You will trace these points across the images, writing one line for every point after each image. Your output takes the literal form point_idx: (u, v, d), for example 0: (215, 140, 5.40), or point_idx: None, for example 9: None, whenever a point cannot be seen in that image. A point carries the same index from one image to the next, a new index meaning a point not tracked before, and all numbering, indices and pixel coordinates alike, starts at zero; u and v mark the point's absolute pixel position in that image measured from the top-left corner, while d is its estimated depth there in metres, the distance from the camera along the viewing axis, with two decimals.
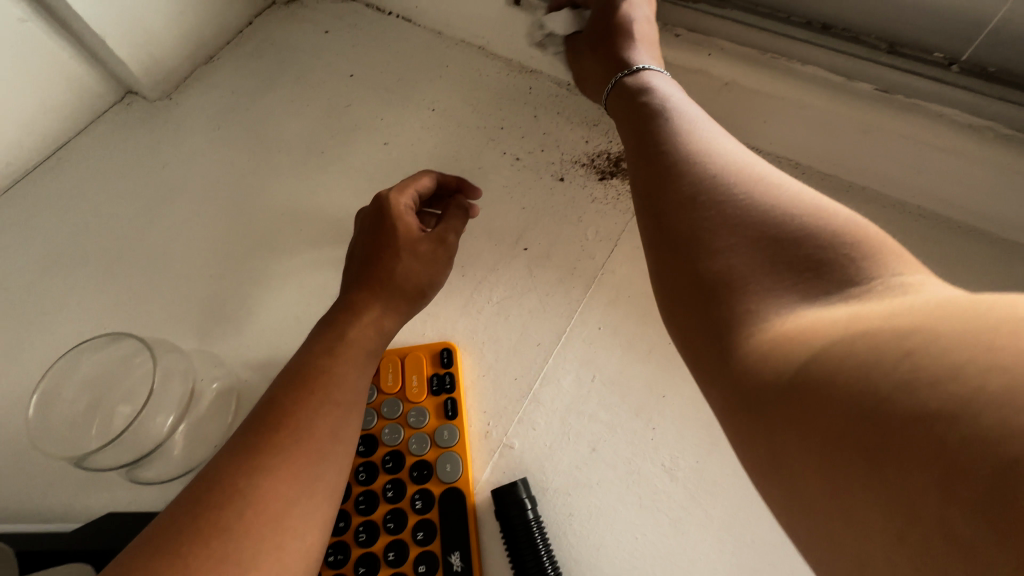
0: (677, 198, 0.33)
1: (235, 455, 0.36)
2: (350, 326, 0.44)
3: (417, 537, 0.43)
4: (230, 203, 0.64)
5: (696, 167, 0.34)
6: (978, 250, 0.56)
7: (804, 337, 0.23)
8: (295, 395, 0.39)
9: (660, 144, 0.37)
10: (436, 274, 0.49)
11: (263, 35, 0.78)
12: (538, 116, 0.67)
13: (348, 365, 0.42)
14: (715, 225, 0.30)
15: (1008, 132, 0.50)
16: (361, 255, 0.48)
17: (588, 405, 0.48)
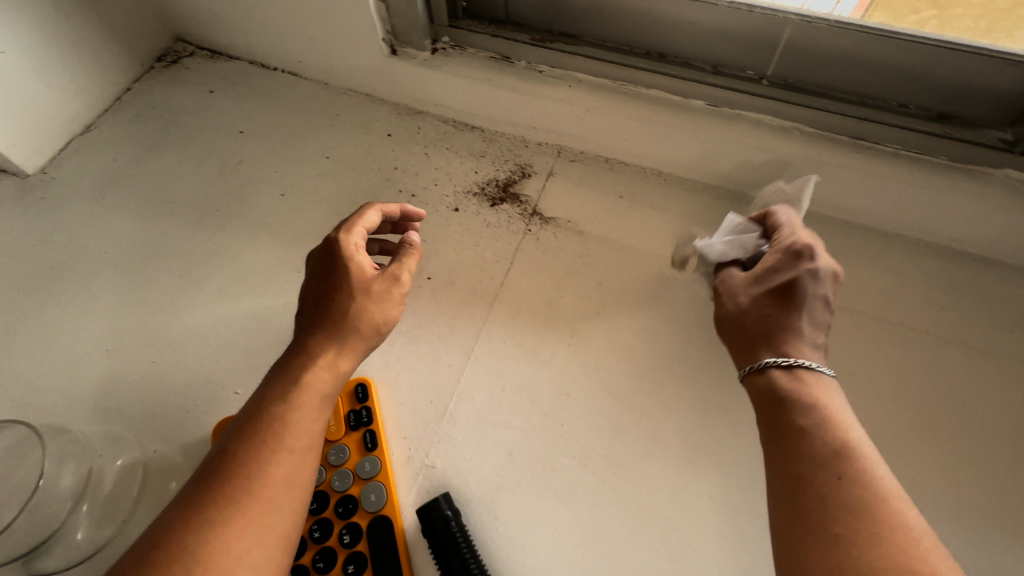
0: (821, 524, 0.33)
1: (184, 509, 0.35)
2: (303, 373, 0.43)
3: (348, 569, 0.44)
4: (123, 272, 0.62)
5: (844, 489, 0.34)
6: (815, 227, 0.65)
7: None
8: (247, 443, 0.38)
9: (798, 429, 0.38)
10: (391, 312, 0.49)
11: (145, 101, 0.78)
12: (429, 153, 0.71)
13: (303, 410, 0.41)
14: (859, 564, 0.30)
15: (809, 130, 0.61)
16: (313, 298, 0.48)
17: (501, 414, 0.52)
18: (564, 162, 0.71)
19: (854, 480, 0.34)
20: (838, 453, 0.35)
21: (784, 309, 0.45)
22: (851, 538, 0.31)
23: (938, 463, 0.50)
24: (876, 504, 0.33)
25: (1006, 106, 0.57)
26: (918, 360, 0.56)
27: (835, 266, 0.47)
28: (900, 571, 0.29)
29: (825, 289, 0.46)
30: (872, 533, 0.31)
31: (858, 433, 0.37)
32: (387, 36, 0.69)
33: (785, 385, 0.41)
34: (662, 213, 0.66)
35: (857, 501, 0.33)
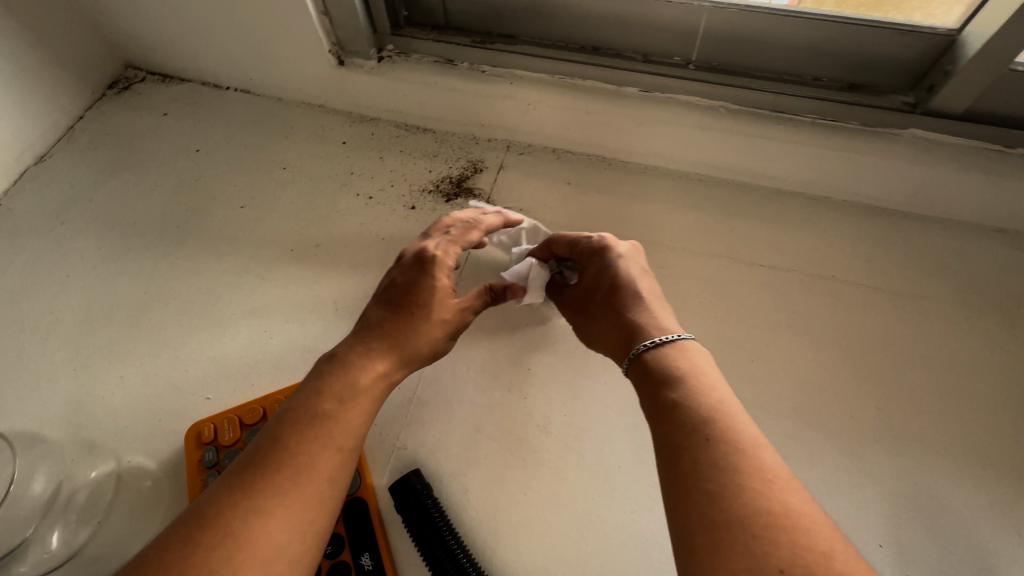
0: (698, 485, 0.33)
1: (230, 491, 0.35)
2: (359, 373, 0.44)
3: (327, 550, 0.45)
4: (86, 293, 0.63)
5: (715, 450, 0.35)
6: (750, 197, 0.70)
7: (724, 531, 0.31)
8: (294, 434, 0.38)
9: (669, 400, 0.39)
10: (445, 343, 0.50)
11: (99, 127, 0.79)
12: (384, 157, 0.74)
13: (355, 414, 0.42)
14: (735, 516, 0.31)
15: (734, 108, 0.66)
16: (394, 300, 0.49)
17: (466, 393, 0.54)
18: (513, 155, 0.74)
19: (723, 440, 0.35)
20: (706, 417, 0.37)
21: (624, 304, 0.48)
22: (724, 493, 0.32)
23: (872, 398, 0.54)
24: (740, 451, 0.34)
25: (907, 73, 0.62)
26: (849, 309, 0.60)
27: (635, 248, 0.53)
28: (769, 517, 0.31)
29: (639, 269, 0.51)
30: (741, 482, 0.33)
31: (722, 394, 0.39)
32: (333, 47, 0.71)
33: (655, 365, 0.42)
34: (608, 196, 0.70)
35: (727, 457, 0.34)
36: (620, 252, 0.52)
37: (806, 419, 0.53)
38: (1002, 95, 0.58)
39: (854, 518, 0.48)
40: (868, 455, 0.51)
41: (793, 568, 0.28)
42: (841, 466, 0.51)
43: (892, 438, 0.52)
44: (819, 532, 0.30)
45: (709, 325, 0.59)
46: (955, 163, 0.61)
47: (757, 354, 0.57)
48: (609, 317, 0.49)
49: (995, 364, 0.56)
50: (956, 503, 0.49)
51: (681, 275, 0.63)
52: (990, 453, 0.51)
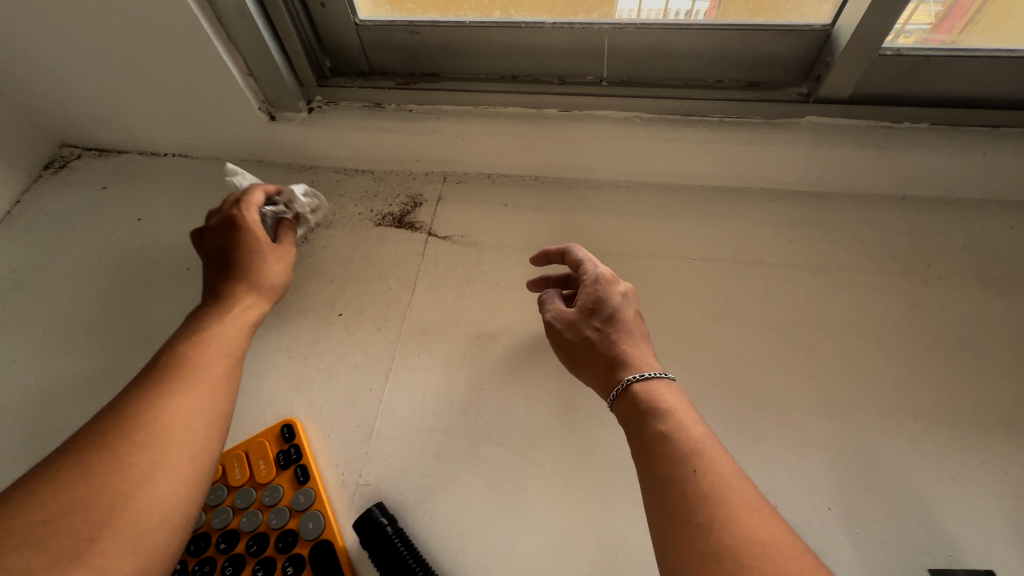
0: (689, 516, 0.36)
1: (138, 389, 0.42)
2: (218, 303, 0.52)
3: None
4: (34, 377, 0.62)
5: (701, 481, 0.37)
6: (676, 196, 0.74)
7: (720, 556, 0.33)
8: (183, 347, 0.47)
9: (655, 432, 0.41)
10: (287, 278, 0.59)
11: (36, 209, 0.79)
12: (325, 202, 0.76)
13: (234, 335, 0.50)
14: (726, 546, 0.34)
15: (648, 116, 0.70)
16: (222, 254, 0.56)
17: (424, 421, 0.55)
18: (450, 186, 0.77)
19: (709, 472, 0.38)
20: (691, 449, 0.39)
21: (614, 334, 0.50)
22: (713, 524, 0.35)
23: (807, 370, 0.57)
24: (723, 485, 0.37)
25: (796, 67, 0.67)
26: (777, 290, 0.64)
27: (629, 285, 0.55)
28: (753, 546, 0.34)
29: (631, 305, 0.53)
30: (725, 512, 0.36)
31: (702, 428, 0.42)
32: (263, 104, 0.74)
33: (641, 398, 0.44)
34: (543, 212, 0.73)
35: (716, 489, 0.37)
36: (620, 290, 0.53)
37: (748, 397, 0.56)
38: (881, 78, 0.63)
39: (802, 486, 0.51)
40: (810, 425, 0.54)
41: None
42: (784, 438, 0.53)
43: (829, 404, 0.55)
44: (800, 557, 0.33)
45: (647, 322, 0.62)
46: (851, 144, 0.66)
47: (696, 344, 0.60)
48: (600, 347, 0.49)
49: (913, 322, 0.60)
50: (892, 457, 0.52)
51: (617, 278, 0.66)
52: (920, 407, 0.54)
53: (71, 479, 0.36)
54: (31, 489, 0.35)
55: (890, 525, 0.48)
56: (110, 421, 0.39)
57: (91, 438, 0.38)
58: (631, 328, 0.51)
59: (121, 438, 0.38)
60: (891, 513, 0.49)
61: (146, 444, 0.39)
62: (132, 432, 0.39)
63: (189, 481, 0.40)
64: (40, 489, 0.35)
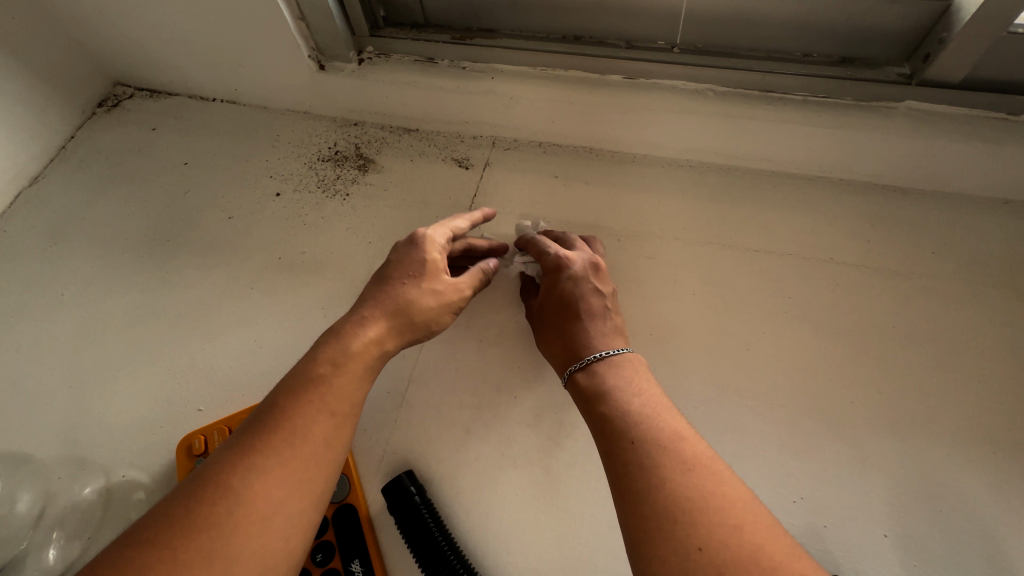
0: (629, 486, 0.34)
1: (237, 450, 0.37)
2: (367, 335, 0.46)
3: (317, 558, 0.46)
4: (81, 312, 0.64)
5: (639, 452, 0.36)
6: (739, 181, 0.68)
7: (660, 525, 0.31)
8: (302, 406, 0.39)
9: (601, 414, 0.40)
10: (444, 316, 0.51)
11: (89, 146, 0.79)
12: (369, 160, 0.74)
13: (350, 381, 0.43)
14: (659, 506, 0.32)
15: (721, 90, 0.64)
16: (380, 275, 0.51)
17: (455, 394, 0.54)
18: (499, 152, 0.73)
19: (648, 441, 0.36)
20: (631, 420, 0.38)
21: (561, 318, 0.50)
22: (651, 490, 0.33)
23: (873, 382, 0.52)
24: (661, 450, 0.35)
25: (905, 42, 0.58)
26: (847, 292, 0.58)
27: (590, 261, 0.52)
28: (688, 504, 0.31)
29: (589, 282, 0.51)
30: (664, 476, 0.34)
31: (642, 397, 0.41)
32: (313, 52, 0.71)
33: (586, 385, 0.44)
34: (595, 187, 0.68)
35: (652, 454, 0.35)
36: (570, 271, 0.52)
37: (804, 405, 0.52)
38: (1004, 61, 0.54)
39: (856, 507, 0.47)
40: (870, 441, 0.49)
41: (711, 546, 0.29)
42: (840, 453, 0.49)
43: (896, 422, 0.50)
44: (734, 505, 0.31)
45: (698, 315, 0.58)
46: (953, 136, 0.58)
47: (749, 342, 0.56)
48: (556, 331, 0.50)
49: (1004, 341, 0.54)
50: (964, 488, 0.47)
51: (672, 264, 0.61)
52: (999, 434, 0.49)
53: (144, 556, 0.31)
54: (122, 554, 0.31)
55: (952, 560, 0.44)
56: (207, 492, 0.34)
57: (177, 510, 0.33)
58: (580, 305, 0.50)
59: (210, 504, 0.33)
60: (955, 547, 0.45)
61: (239, 548, 0.32)
62: (221, 522, 0.33)
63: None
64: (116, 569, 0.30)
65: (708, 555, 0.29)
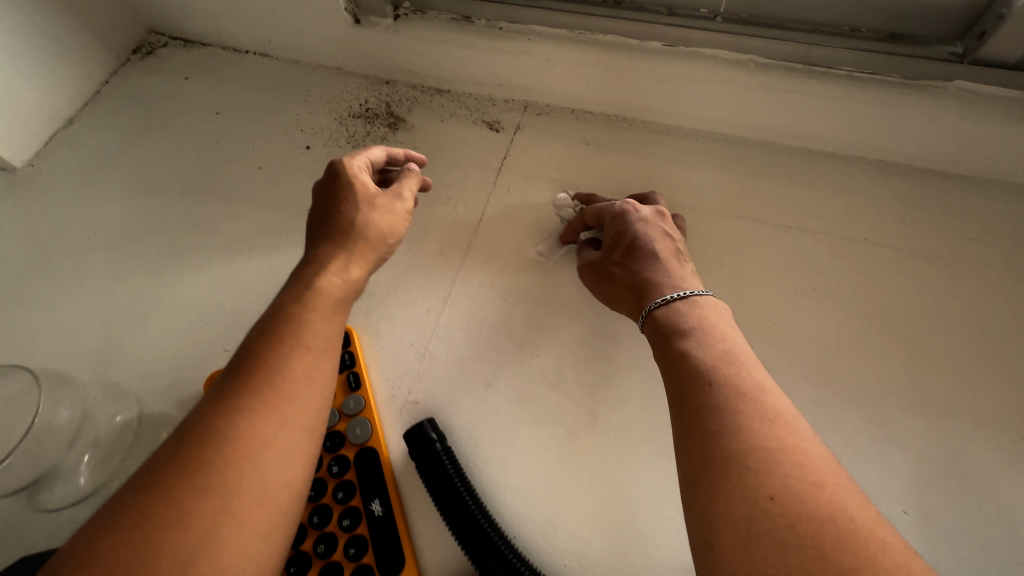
0: (702, 425, 0.36)
1: (219, 396, 0.35)
2: (331, 272, 0.44)
3: (338, 496, 0.46)
4: (114, 251, 0.65)
5: (716, 394, 0.37)
6: (774, 158, 0.66)
7: (733, 465, 0.33)
8: (278, 346, 0.38)
9: (678, 351, 0.42)
10: (395, 226, 0.50)
11: (122, 92, 0.80)
12: (400, 118, 0.74)
13: (318, 313, 0.41)
14: (732, 451, 0.33)
15: (764, 62, 0.61)
16: (320, 216, 0.48)
17: (478, 349, 0.54)
18: (531, 117, 0.72)
19: (726, 384, 0.37)
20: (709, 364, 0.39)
21: (636, 259, 0.51)
22: (726, 431, 0.34)
23: (900, 363, 0.52)
24: (742, 396, 0.36)
25: (959, 19, 0.55)
26: (878, 273, 0.57)
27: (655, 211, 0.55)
28: (762, 452, 0.33)
29: (659, 226, 0.54)
30: (740, 421, 0.35)
31: (725, 342, 0.41)
32: (348, 5, 0.70)
33: (664, 322, 0.45)
34: (627, 156, 0.68)
35: (730, 399, 0.36)
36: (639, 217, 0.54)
37: (829, 380, 0.51)
38: None
39: (876, 482, 0.47)
40: (893, 420, 0.49)
41: (785, 494, 0.31)
42: (862, 429, 0.49)
43: (922, 403, 0.50)
44: (812, 462, 0.32)
45: (725, 287, 0.57)
46: (1004, 118, 0.56)
47: (777, 317, 0.55)
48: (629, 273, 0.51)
49: None
50: (988, 470, 0.46)
51: (701, 236, 0.61)
52: None
53: (149, 505, 0.30)
54: (116, 513, 0.30)
55: (971, 539, 0.44)
56: (198, 439, 0.33)
57: (168, 461, 0.32)
58: (655, 250, 0.51)
59: (201, 450, 0.32)
60: (975, 526, 0.44)
61: (240, 484, 0.32)
62: (220, 465, 0.32)
63: (284, 511, 0.33)
64: (115, 525, 0.29)
65: (778, 497, 0.30)
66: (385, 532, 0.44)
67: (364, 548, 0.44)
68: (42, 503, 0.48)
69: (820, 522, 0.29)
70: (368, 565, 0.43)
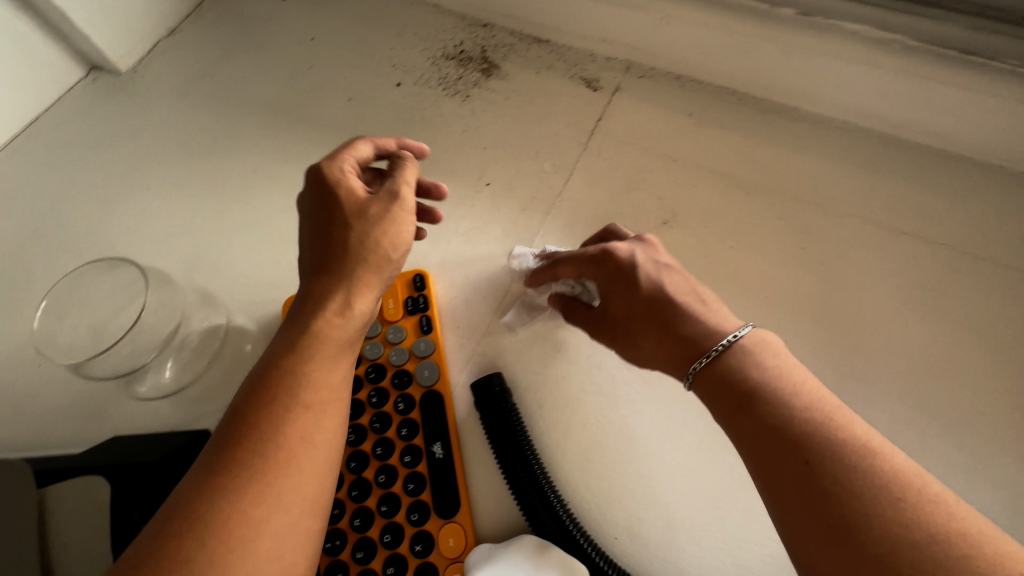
0: (827, 529, 0.28)
1: (201, 471, 0.31)
2: (332, 310, 0.38)
3: (402, 432, 0.46)
4: (206, 165, 0.66)
5: (811, 464, 0.30)
6: (899, 155, 0.60)
7: (872, 570, 0.26)
8: (271, 411, 0.33)
9: (749, 405, 0.34)
10: (400, 237, 0.42)
11: (223, 7, 0.80)
12: (493, 65, 0.71)
13: (314, 363, 0.36)
14: (820, 492, 0.29)
15: (913, 44, 0.54)
16: (314, 228, 0.42)
17: (551, 313, 0.53)
18: (632, 79, 0.67)
19: (817, 445, 0.30)
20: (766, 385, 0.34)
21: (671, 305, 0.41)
22: (845, 521, 0.28)
23: (1012, 401, 0.47)
24: (848, 459, 0.29)
25: None
26: (1001, 299, 0.51)
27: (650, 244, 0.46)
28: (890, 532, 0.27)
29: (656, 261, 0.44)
30: (859, 506, 0.28)
31: (778, 353, 0.36)
32: None
33: (727, 373, 0.36)
34: (731, 133, 0.63)
35: (832, 467, 0.29)
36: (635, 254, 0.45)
37: (923, 403, 0.48)
38: None
39: None
40: (993, 459, 0.45)
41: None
42: (954, 462, 0.45)
43: None
44: (952, 530, 0.27)
45: (821, 288, 0.53)
46: None
47: (874, 327, 0.51)
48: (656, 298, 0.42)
49: None
50: None
51: (801, 230, 0.56)
52: None
53: None
54: None
55: None
56: (186, 525, 0.29)
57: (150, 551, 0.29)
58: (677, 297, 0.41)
59: (186, 540, 0.29)
60: None
61: None
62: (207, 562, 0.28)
63: None
64: None
65: (886, 537, 0.27)
66: (444, 474, 0.45)
67: (422, 486, 0.44)
68: (135, 392, 0.52)
69: (948, 562, 0.25)
70: (425, 503, 0.44)
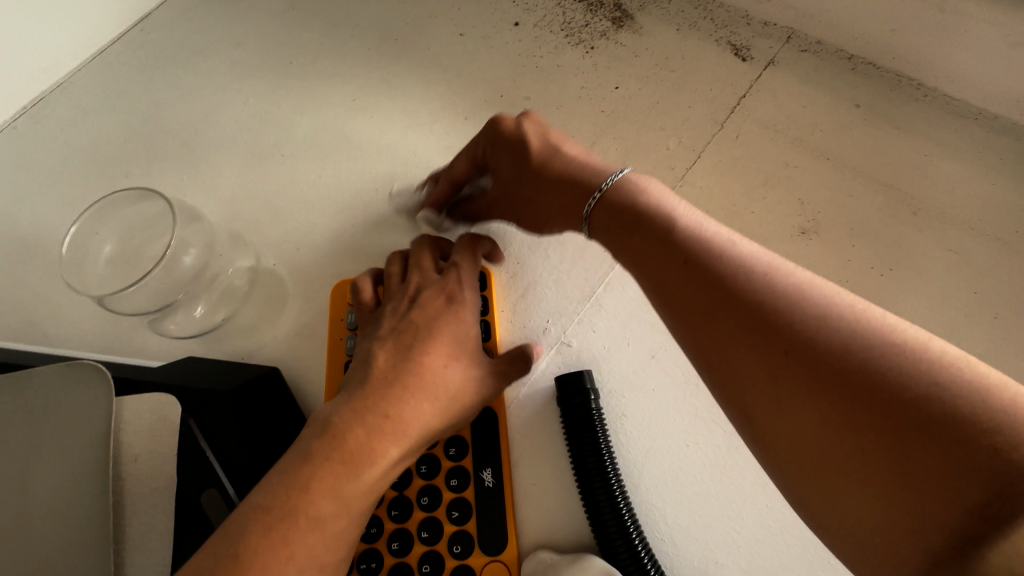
0: (757, 368, 0.26)
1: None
2: (370, 470, 0.36)
3: (450, 452, 0.43)
4: (304, 87, 0.63)
5: (737, 301, 0.28)
6: None
7: (806, 396, 0.24)
8: (283, 549, 0.32)
9: (689, 267, 0.31)
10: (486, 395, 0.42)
11: None
12: (628, 15, 0.61)
13: (345, 510, 0.35)
14: (758, 339, 0.27)
15: None
16: (409, 335, 0.42)
17: (651, 313, 0.47)
18: (792, 52, 0.57)
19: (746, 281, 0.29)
20: (721, 275, 0.29)
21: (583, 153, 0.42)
22: (772, 347, 0.26)
23: None
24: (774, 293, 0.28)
25: None
26: None
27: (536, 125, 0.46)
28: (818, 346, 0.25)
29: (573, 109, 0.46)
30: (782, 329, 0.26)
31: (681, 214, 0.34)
32: None
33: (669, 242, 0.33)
34: (905, 135, 0.52)
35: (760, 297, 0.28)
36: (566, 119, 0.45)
37: None
38: None
39: None
40: None
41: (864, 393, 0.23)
42: None
43: None
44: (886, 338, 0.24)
45: (989, 345, 0.43)
46: None
47: None
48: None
49: None
50: None
51: (973, 270, 0.46)
52: None
53: None
54: None
55: None
56: None
57: None
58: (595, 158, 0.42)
59: None
60: None
61: None
62: None
63: None
64: None
65: (832, 359, 0.24)
66: (491, 505, 0.42)
67: (467, 514, 0.42)
68: (164, 330, 0.52)
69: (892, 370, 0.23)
70: (469, 534, 0.41)
